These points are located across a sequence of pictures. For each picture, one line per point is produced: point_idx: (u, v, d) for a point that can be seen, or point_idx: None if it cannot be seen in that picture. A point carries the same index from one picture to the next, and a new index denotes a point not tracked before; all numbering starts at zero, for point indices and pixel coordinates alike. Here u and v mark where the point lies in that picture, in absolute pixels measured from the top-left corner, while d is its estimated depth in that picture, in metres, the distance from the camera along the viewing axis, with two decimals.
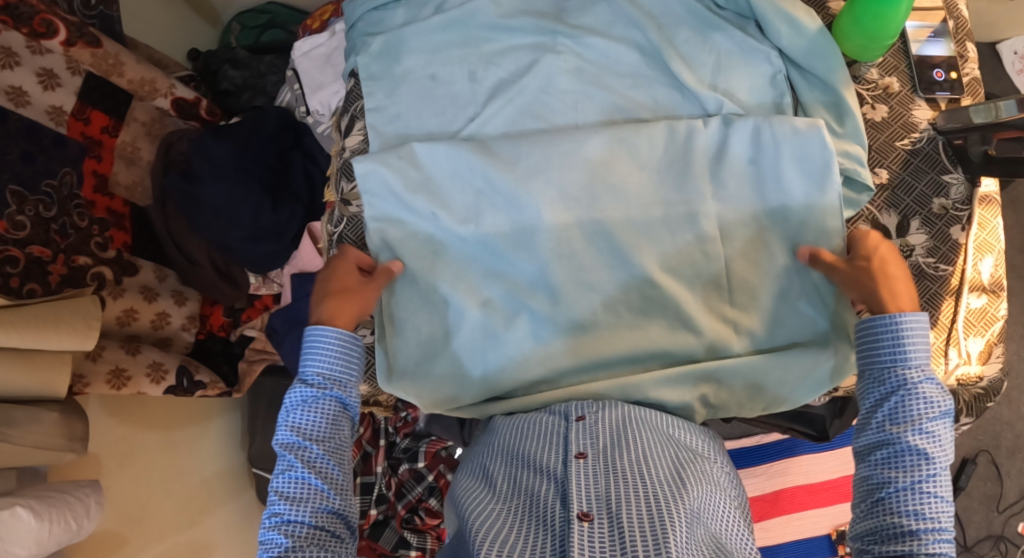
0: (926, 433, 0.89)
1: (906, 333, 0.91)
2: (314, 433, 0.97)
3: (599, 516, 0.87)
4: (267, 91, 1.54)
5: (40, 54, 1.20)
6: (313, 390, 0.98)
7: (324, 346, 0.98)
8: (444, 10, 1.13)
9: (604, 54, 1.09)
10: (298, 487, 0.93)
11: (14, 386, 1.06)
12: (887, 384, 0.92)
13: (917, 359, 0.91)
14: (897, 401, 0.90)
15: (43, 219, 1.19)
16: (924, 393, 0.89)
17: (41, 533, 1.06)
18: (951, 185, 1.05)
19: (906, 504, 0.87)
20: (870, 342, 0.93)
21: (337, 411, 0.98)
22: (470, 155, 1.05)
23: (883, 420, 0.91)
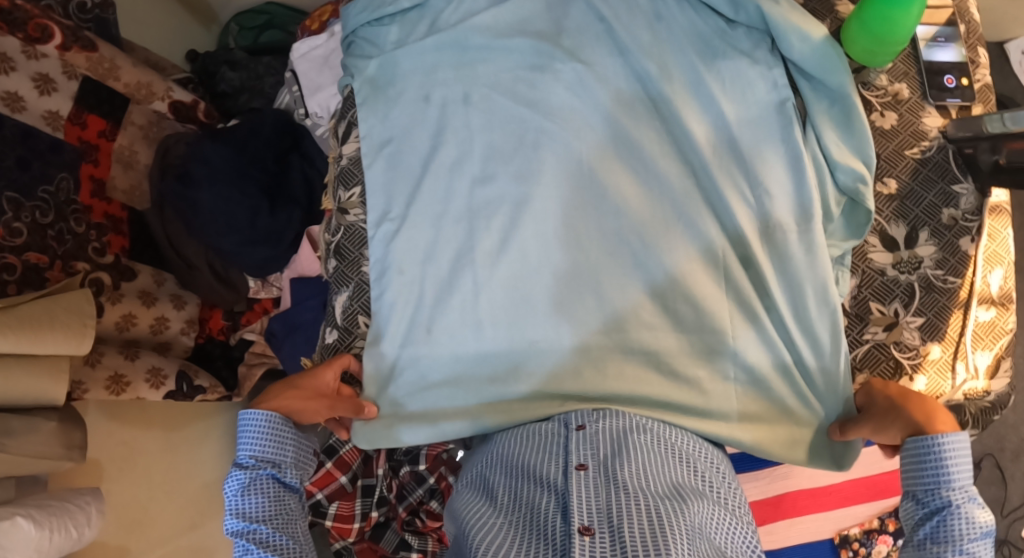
0: (968, 556, 0.82)
1: (948, 455, 0.84)
2: (261, 514, 0.96)
3: (601, 530, 0.81)
4: (266, 94, 1.51)
5: (36, 59, 1.18)
6: (248, 473, 0.97)
7: (249, 429, 0.97)
8: (439, 27, 1.11)
9: (605, 60, 1.07)
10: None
11: (16, 392, 1.05)
12: (928, 505, 0.85)
13: (961, 479, 0.84)
14: (937, 522, 0.84)
15: (39, 226, 1.18)
16: (966, 516, 0.82)
17: (41, 542, 1.06)
18: (961, 195, 1.02)
19: None
20: (912, 460, 0.86)
21: (278, 487, 0.98)
22: (467, 157, 1.07)
23: (922, 539, 0.85)
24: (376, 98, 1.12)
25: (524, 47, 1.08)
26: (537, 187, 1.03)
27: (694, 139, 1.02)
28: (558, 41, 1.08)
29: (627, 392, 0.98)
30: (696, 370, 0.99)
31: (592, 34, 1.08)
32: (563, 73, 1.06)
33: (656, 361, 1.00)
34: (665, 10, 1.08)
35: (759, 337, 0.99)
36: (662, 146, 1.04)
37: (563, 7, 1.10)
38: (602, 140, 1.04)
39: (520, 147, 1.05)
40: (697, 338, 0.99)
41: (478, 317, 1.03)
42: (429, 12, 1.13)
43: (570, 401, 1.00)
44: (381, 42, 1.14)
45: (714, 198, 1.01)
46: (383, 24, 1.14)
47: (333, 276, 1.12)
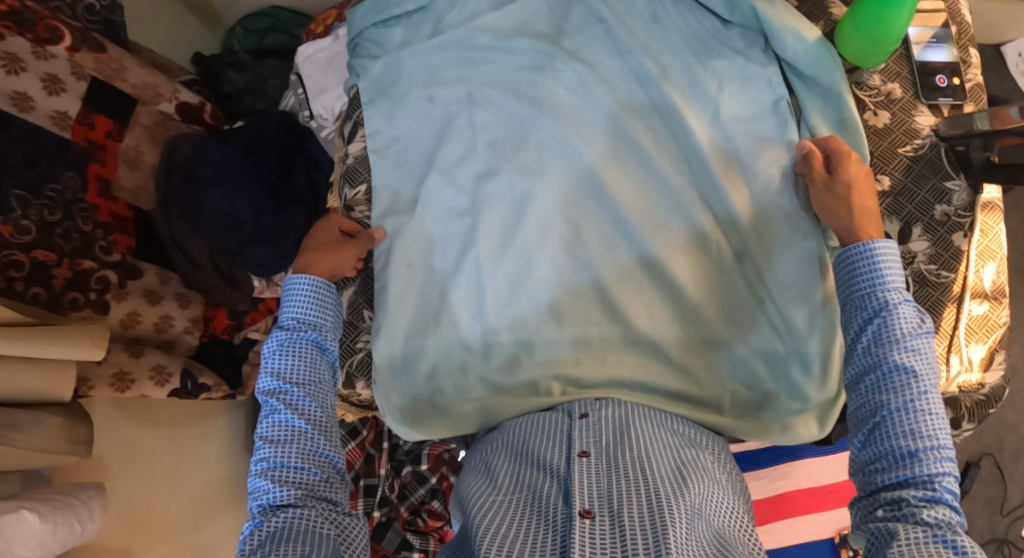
0: (912, 350, 0.82)
1: (882, 256, 0.86)
2: (296, 373, 0.94)
3: (601, 514, 0.81)
4: (270, 95, 1.54)
5: (45, 60, 1.20)
6: (288, 332, 0.95)
7: (299, 292, 0.97)
8: (442, 30, 1.13)
9: (605, 59, 1.09)
10: (280, 430, 0.90)
11: (21, 388, 1.07)
12: (868, 308, 0.86)
13: (895, 281, 0.85)
14: (879, 321, 0.84)
15: (47, 224, 1.19)
16: (904, 314, 0.83)
17: (46, 536, 1.07)
18: (953, 192, 1.04)
19: (899, 425, 0.79)
20: (850, 269, 0.88)
21: (314, 353, 0.96)
22: (471, 159, 1.09)
23: (865, 349, 0.84)
24: (380, 97, 1.14)
25: (525, 47, 1.10)
26: (538, 184, 1.06)
27: (690, 135, 1.05)
28: (558, 42, 1.11)
29: (632, 377, 1.02)
30: (687, 357, 1.02)
31: (592, 35, 1.11)
32: (563, 73, 1.09)
33: (654, 350, 1.03)
34: (662, 11, 1.10)
35: (748, 328, 1.02)
36: (658, 148, 1.06)
37: (563, 8, 1.13)
38: (601, 139, 1.06)
39: (521, 147, 1.08)
40: (689, 332, 1.03)
41: (481, 311, 1.05)
42: (434, 13, 1.15)
43: (572, 386, 1.02)
44: (385, 43, 1.16)
45: (708, 191, 1.04)
46: (388, 25, 1.17)
47: None
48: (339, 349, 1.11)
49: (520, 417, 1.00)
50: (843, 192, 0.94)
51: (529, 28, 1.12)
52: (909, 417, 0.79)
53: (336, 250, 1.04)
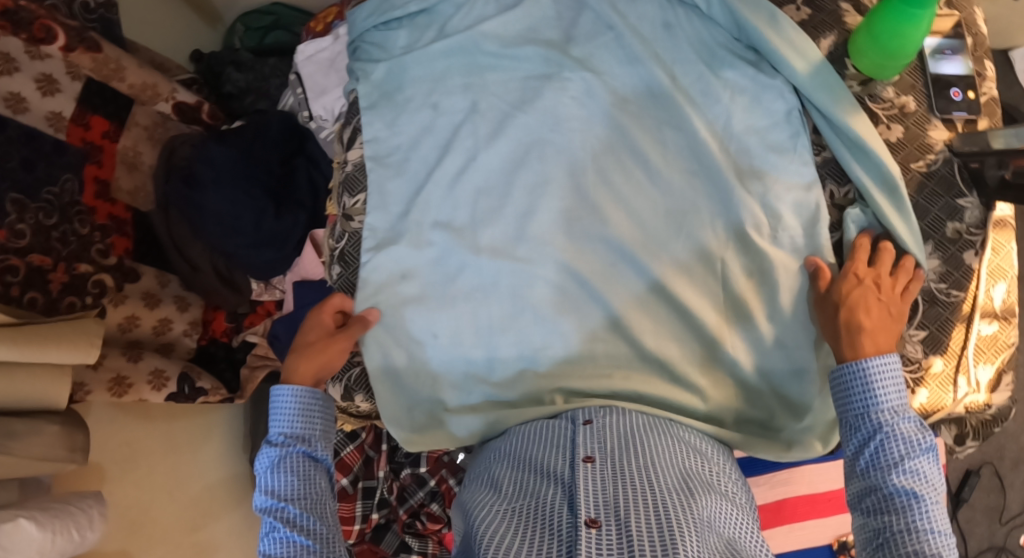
0: (910, 471, 0.82)
1: (877, 377, 0.86)
2: (292, 490, 0.91)
3: (608, 522, 0.79)
4: (270, 94, 1.52)
5: (40, 59, 1.18)
6: (278, 449, 0.93)
7: (284, 403, 0.95)
8: (447, 34, 1.10)
9: (615, 67, 1.06)
10: (284, 548, 0.87)
11: (15, 396, 1.06)
12: (863, 429, 0.86)
13: (889, 399, 0.85)
14: (875, 443, 0.84)
15: (43, 227, 1.18)
16: (900, 433, 0.83)
17: (44, 544, 1.07)
18: (966, 209, 1.02)
19: (904, 548, 0.79)
20: (844, 393, 0.88)
21: (308, 465, 0.93)
22: (474, 168, 1.06)
23: (865, 470, 0.84)
24: (382, 102, 1.11)
25: (533, 54, 1.08)
26: (542, 195, 1.04)
27: (701, 148, 1.02)
28: (566, 49, 1.08)
29: (631, 390, 0.99)
30: (697, 376, 1.00)
31: (601, 42, 1.07)
32: (571, 81, 1.06)
33: (660, 366, 1.01)
34: (673, 18, 1.07)
35: (752, 342, 1.00)
36: (665, 159, 1.04)
37: (573, 13, 1.10)
38: (605, 148, 1.04)
39: (525, 158, 1.05)
40: (694, 345, 1.01)
41: (483, 324, 1.04)
42: (438, 18, 1.12)
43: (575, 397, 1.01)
44: (389, 46, 1.13)
45: (718, 207, 1.02)
46: (390, 28, 1.14)
47: (338, 284, 1.10)
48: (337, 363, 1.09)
49: (526, 424, 0.99)
50: (835, 308, 0.93)
51: (537, 34, 1.09)
52: (916, 537, 0.79)
53: (327, 345, 1.00)
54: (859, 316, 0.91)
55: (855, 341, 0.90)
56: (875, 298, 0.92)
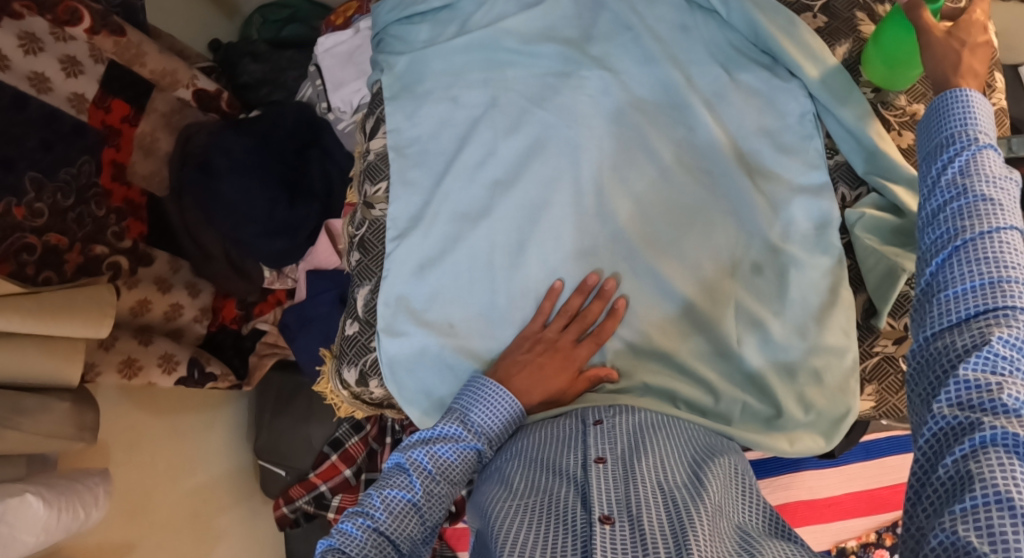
0: (997, 198, 0.72)
1: (972, 103, 0.77)
2: (449, 471, 0.87)
3: (621, 519, 0.79)
4: (287, 86, 1.53)
5: (63, 41, 1.20)
6: (467, 433, 0.89)
7: (504, 408, 0.90)
8: (469, 30, 1.12)
9: (631, 68, 1.08)
10: (401, 508, 0.83)
11: (35, 372, 1.07)
12: (948, 143, 0.77)
13: (978, 133, 0.75)
14: (965, 154, 0.75)
15: (59, 208, 1.18)
16: (987, 162, 0.73)
17: (49, 521, 1.06)
18: None
19: (973, 259, 0.70)
20: (941, 111, 0.79)
21: (471, 464, 0.89)
22: (494, 161, 1.07)
23: (942, 210, 0.74)
24: (403, 94, 1.13)
25: (552, 52, 1.09)
26: (559, 190, 1.04)
27: (715, 149, 1.04)
28: (585, 48, 1.09)
29: (641, 383, 1.00)
30: (705, 370, 1.01)
31: (619, 42, 1.09)
32: (588, 79, 1.07)
33: (665, 361, 1.02)
34: (691, 21, 1.10)
35: (761, 340, 1.01)
36: (680, 157, 1.05)
37: (592, 14, 1.11)
38: (621, 143, 1.05)
39: (540, 153, 1.06)
40: (704, 340, 1.02)
41: (495, 317, 1.03)
42: (460, 13, 1.14)
43: (580, 390, 1.01)
44: (410, 39, 1.15)
45: (730, 206, 1.03)
46: (413, 22, 1.16)
47: (356, 269, 1.13)
48: (354, 347, 1.11)
49: (535, 422, 0.98)
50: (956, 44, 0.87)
51: (556, 32, 1.11)
52: (996, 303, 0.67)
53: None
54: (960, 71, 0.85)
55: (967, 63, 0.86)
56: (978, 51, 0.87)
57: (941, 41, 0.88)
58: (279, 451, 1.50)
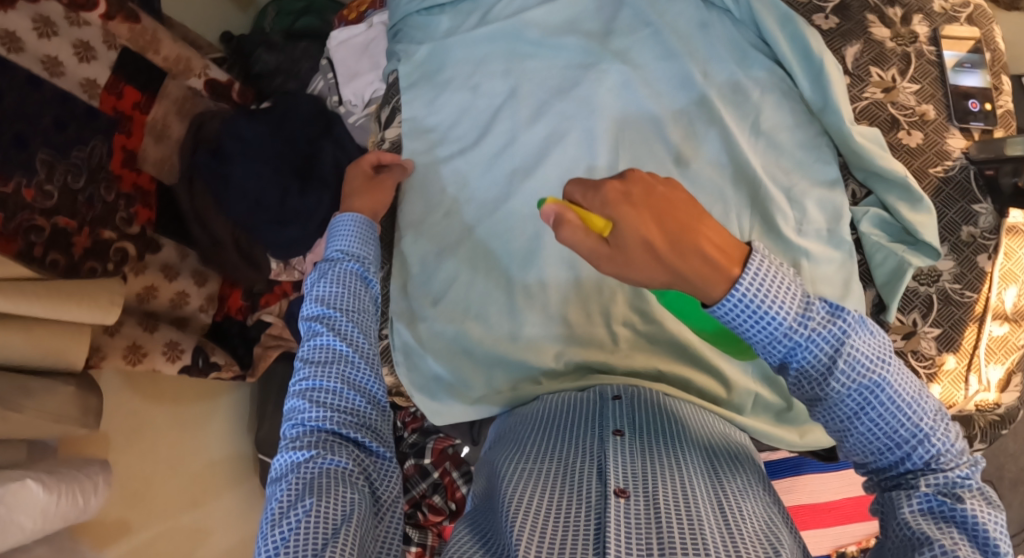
0: (848, 371, 0.70)
1: (749, 297, 0.68)
2: (339, 301, 0.93)
3: (637, 493, 0.80)
4: (301, 76, 1.53)
5: (77, 26, 1.20)
6: (331, 263, 0.96)
7: (345, 227, 0.98)
8: (488, 21, 1.13)
9: (650, 62, 1.09)
10: (322, 352, 0.89)
11: (13, 354, 1.03)
12: (775, 358, 0.72)
13: (782, 315, 0.69)
14: (798, 367, 0.71)
15: (70, 190, 1.18)
16: (819, 353, 0.70)
17: (48, 506, 1.05)
18: (980, 215, 1.06)
19: (864, 431, 0.72)
20: (733, 325, 0.71)
21: (357, 282, 0.95)
22: (509, 151, 1.08)
23: (798, 385, 0.73)
24: (422, 82, 1.13)
25: (572, 44, 1.10)
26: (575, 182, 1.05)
27: (733, 141, 1.05)
28: (604, 40, 1.10)
29: (655, 369, 1.00)
30: (721, 362, 1.01)
31: (638, 36, 1.09)
32: (608, 73, 1.07)
33: (682, 351, 1.02)
34: (709, 18, 1.10)
35: None
36: (693, 151, 1.06)
37: (612, 8, 1.12)
38: (633, 134, 1.06)
39: (558, 144, 1.06)
40: None
41: (512, 306, 1.04)
42: (481, 3, 1.14)
43: (591, 372, 1.00)
44: (431, 29, 1.16)
45: (744, 198, 1.05)
46: (433, 13, 1.17)
47: None
48: None
49: (556, 393, 0.98)
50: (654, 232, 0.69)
51: (577, 25, 1.11)
52: (888, 423, 0.71)
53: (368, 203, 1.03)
54: (717, 260, 0.69)
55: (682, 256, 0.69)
56: (689, 221, 0.68)
57: (637, 253, 0.69)
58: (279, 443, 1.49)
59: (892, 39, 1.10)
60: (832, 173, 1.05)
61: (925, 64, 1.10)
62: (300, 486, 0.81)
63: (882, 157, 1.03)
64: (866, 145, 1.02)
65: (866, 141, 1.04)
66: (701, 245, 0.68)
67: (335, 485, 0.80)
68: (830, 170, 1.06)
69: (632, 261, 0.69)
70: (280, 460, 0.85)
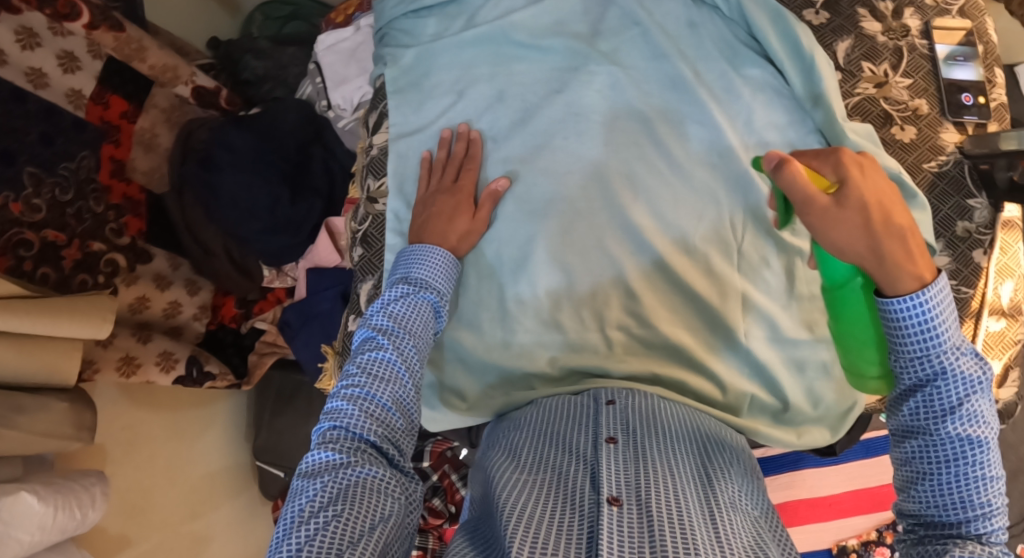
0: (967, 417, 0.75)
1: (927, 307, 0.74)
2: (409, 322, 0.91)
3: (629, 502, 0.80)
4: (289, 83, 1.52)
5: (62, 36, 1.18)
6: (413, 287, 0.93)
7: (436, 256, 0.95)
8: (475, 24, 1.12)
9: (639, 62, 1.07)
10: (382, 370, 0.87)
11: (15, 370, 1.03)
12: (915, 374, 0.77)
13: (948, 338, 0.75)
14: (931, 390, 0.76)
15: (59, 203, 1.17)
16: (956, 383, 0.75)
17: (45, 519, 1.04)
18: (975, 210, 1.05)
19: (947, 477, 0.75)
20: (894, 327, 0.76)
21: (428, 314, 0.93)
22: (498, 154, 1.06)
23: (911, 412, 0.78)
24: (408, 88, 1.12)
25: (559, 46, 1.09)
26: (566, 184, 1.04)
27: (724, 141, 1.04)
28: (592, 42, 1.09)
29: (651, 373, 0.99)
30: (714, 364, 1.01)
31: (626, 37, 1.09)
32: (596, 75, 1.07)
33: (678, 355, 1.01)
34: (698, 17, 1.09)
35: (768, 332, 1.02)
36: (684, 150, 1.04)
37: (599, 8, 1.11)
38: (625, 131, 1.05)
39: (547, 148, 1.05)
40: (711, 327, 1.02)
41: (505, 313, 1.03)
42: (467, 7, 1.14)
43: (585, 377, 1.01)
44: (417, 33, 1.15)
45: (735, 195, 1.03)
46: (419, 16, 1.15)
47: (360, 264, 1.11)
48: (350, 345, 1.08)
49: (550, 397, 0.98)
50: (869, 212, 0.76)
51: (565, 27, 1.10)
52: (966, 481, 0.75)
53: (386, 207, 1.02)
54: (915, 255, 0.76)
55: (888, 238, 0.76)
56: (906, 217, 0.77)
57: (852, 213, 0.76)
58: (276, 450, 1.49)
59: (884, 33, 1.09)
60: None
61: (918, 58, 1.09)
62: (331, 493, 0.79)
63: (875, 153, 1.02)
64: (860, 142, 1.01)
65: (859, 137, 1.03)
66: (912, 235, 0.76)
67: (364, 502, 0.79)
68: None
69: (843, 216, 0.76)
70: (310, 456, 0.83)
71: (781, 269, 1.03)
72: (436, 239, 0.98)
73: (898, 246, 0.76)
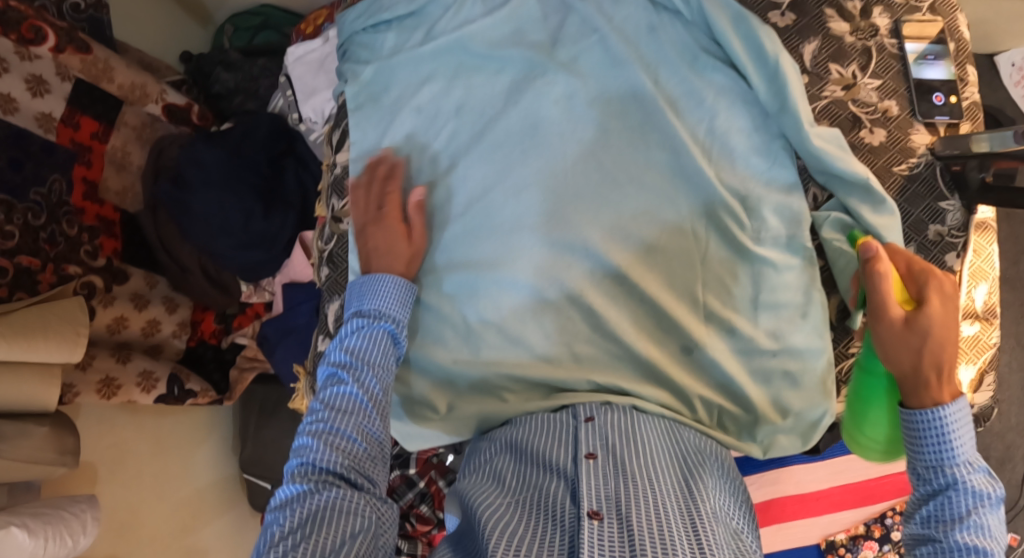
0: (975, 524, 0.77)
1: (946, 423, 0.80)
2: (368, 355, 0.92)
3: (610, 516, 0.79)
4: (260, 95, 1.51)
5: (28, 60, 1.16)
6: (368, 320, 0.94)
7: (388, 288, 0.96)
8: (434, 37, 1.10)
9: (597, 72, 1.06)
10: (343, 403, 0.89)
11: (14, 397, 1.05)
12: (931, 483, 0.81)
13: (962, 450, 0.80)
14: (941, 500, 0.80)
15: (31, 228, 1.16)
16: (969, 487, 0.79)
17: (36, 551, 1.05)
18: (947, 212, 1.03)
19: None
20: (913, 438, 0.83)
21: (387, 344, 0.94)
22: (461, 171, 1.06)
23: (924, 518, 0.81)
24: (369, 104, 1.11)
25: (517, 56, 1.07)
26: (527, 198, 1.02)
27: (683, 151, 1.02)
28: (552, 52, 1.07)
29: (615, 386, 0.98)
30: (682, 378, 0.99)
31: (585, 45, 1.07)
32: (555, 84, 1.05)
33: (644, 367, 1.00)
34: (658, 22, 1.07)
35: (732, 343, 1.01)
36: (645, 162, 1.03)
37: (558, 17, 1.09)
38: (586, 144, 1.03)
39: (509, 163, 1.04)
40: (675, 338, 1.01)
41: (473, 330, 1.03)
42: (426, 19, 1.12)
43: (554, 391, 1.00)
44: (377, 48, 1.14)
45: (694, 204, 1.02)
46: (379, 31, 1.15)
47: (326, 284, 1.12)
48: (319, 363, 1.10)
49: (530, 415, 0.97)
50: (921, 345, 0.83)
51: (522, 37, 1.09)
52: None
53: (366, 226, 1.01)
54: (942, 383, 0.82)
55: (927, 371, 0.82)
56: (952, 351, 0.83)
57: (910, 334, 0.83)
58: (264, 462, 1.50)
59: (851, 33, 1.07)
60: (788, 177, 1.03)
61: (887, 57, 1.07)
62: (300, 516, 0.81)
63: (842, 159, 1.00)
64: (826, 149, 1.00)
65: (824, 143, 1.01)
66: (950, 366, 0.83)
67: (331, 523, 0.80)
68: (780, 177, 1.03)
69: (905, 337, 0.84)
70: (282, 491, 0.85)
71: (744, 282, 1.02)
72: (392, 263, 0.99)
73: (945, 372, 0.82)
